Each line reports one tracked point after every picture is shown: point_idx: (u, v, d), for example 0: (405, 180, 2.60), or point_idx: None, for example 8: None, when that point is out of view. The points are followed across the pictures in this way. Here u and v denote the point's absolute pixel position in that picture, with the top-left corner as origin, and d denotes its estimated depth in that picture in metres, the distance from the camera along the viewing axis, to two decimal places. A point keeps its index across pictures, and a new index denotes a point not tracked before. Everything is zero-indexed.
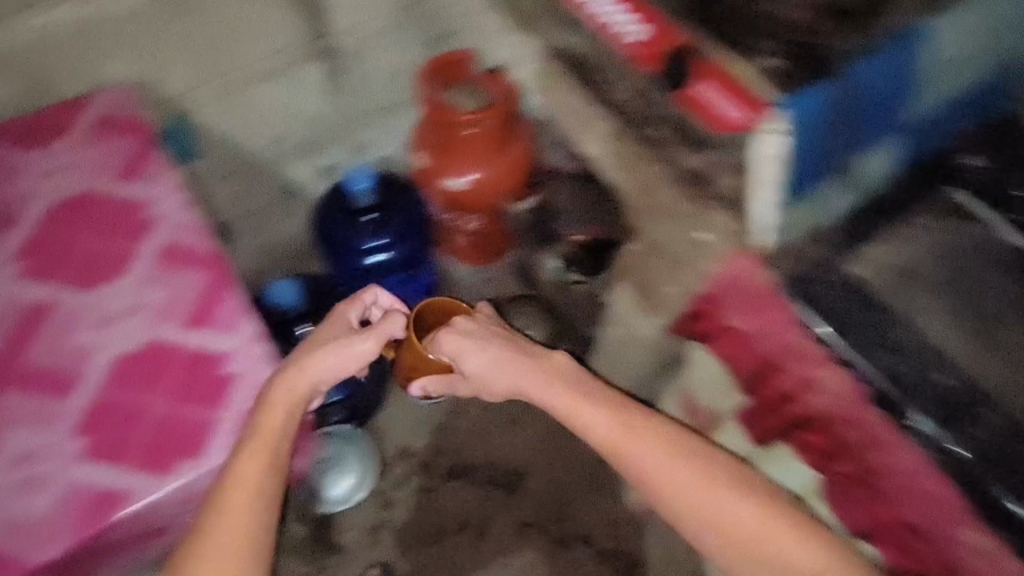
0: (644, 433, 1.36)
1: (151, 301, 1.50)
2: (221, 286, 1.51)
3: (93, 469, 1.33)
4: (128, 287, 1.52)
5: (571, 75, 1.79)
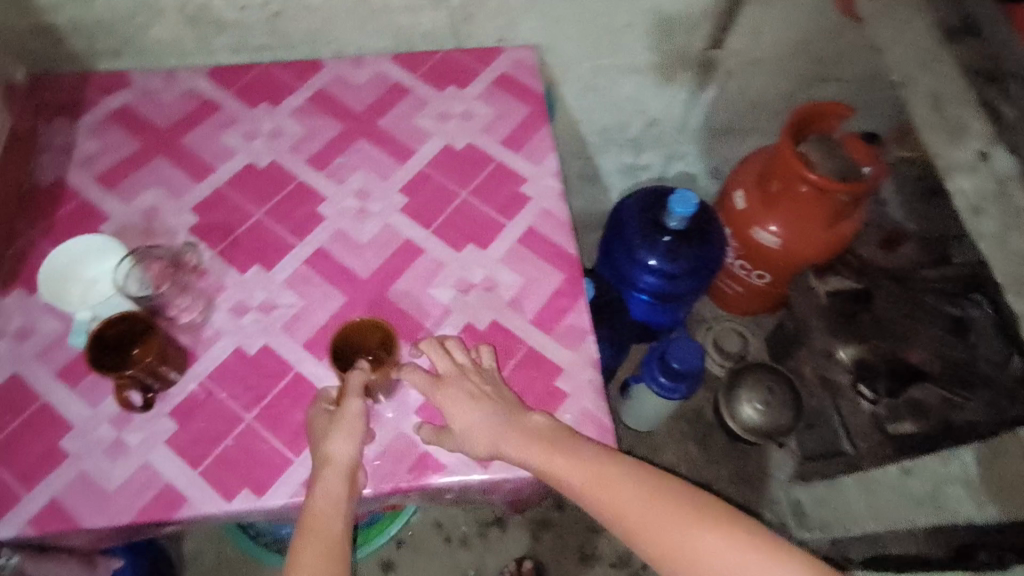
0: (613, 492, 0.70)
1: (366, 258, 0.92)
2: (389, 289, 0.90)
3: (170, 459, 0.79)
4: (406, 201, 0.96)
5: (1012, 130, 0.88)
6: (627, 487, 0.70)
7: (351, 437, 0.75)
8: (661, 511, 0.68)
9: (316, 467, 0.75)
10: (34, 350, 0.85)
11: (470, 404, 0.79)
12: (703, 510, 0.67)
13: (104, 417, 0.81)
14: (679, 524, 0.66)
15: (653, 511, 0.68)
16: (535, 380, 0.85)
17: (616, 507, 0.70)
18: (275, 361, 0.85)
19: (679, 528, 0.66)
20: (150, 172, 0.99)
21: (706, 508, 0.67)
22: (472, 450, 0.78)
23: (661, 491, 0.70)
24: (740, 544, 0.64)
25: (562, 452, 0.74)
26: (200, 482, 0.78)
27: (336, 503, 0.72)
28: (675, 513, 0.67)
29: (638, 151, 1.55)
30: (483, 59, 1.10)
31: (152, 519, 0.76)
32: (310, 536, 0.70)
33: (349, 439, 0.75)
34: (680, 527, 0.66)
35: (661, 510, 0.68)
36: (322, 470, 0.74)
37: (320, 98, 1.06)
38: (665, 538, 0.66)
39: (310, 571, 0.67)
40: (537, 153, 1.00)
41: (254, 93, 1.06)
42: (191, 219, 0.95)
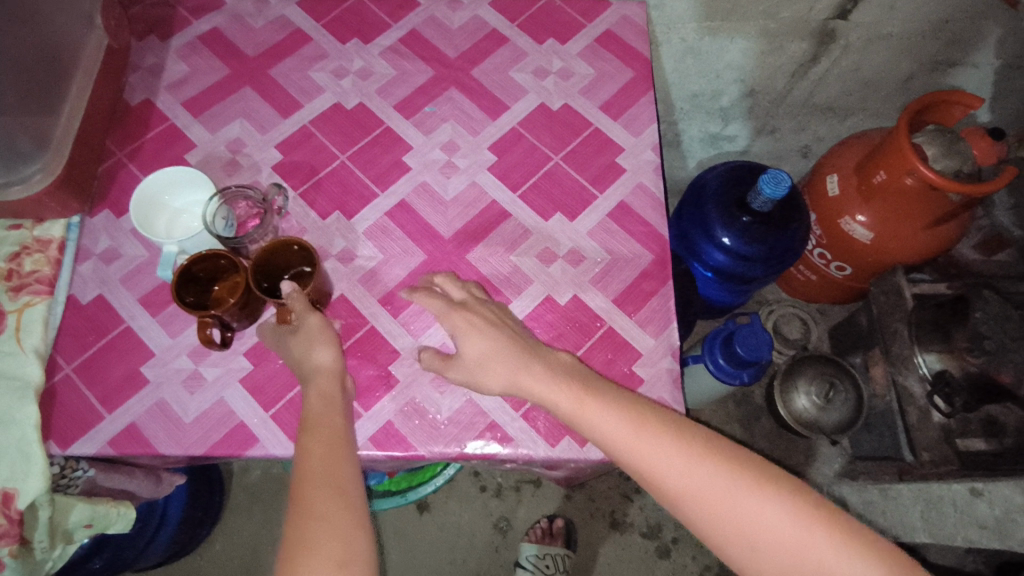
0: (640, 437, 0.69)
1: (449, 217, 0.91)
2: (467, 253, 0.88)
3: (243, 399, 0.80)
4: (494, 159, 0.95)
5: None
6: (658, 436, 0.69)
7: (333, 343, 0.76)
8: (688, 453, 0.67)
9: (306, 377, 0.75)
10: (118, 274, 0.86)
11: (480, 332, 0.77)
12: (729, 461, 0.67)
13: (183, 348, 0.82)
14: (703, 467, 0.66)
15: (676, 453, 0.67)
16: (612, 361, 0.83)
17: (636, 444, 0.69)
18: (347, 311, 0.84)
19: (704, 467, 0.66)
20: (236, 101, 0.98)
21: (731, 460, 0.67)
22: (480, 383, 0.77)
23: (688, 437, 0.69)
24: (761, 497, 0.64)
25: (590, 397, 0.72)
26: (269, 426, 0.78)
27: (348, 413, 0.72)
28: (697, 453, 0.67)
29: (725, 121, 1.48)
30: (586, 13, 1.07)
31: (222, 455, 0.77)
32: (328, 437, 0.69)
33: (331, 345, 0.75)
34: (701, 468, 0.66)
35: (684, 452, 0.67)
36: (313, 378, 0.74)
37: (415, 41, 1.04)
38: (686, 480, 0.66)
39: (328, 471, 0.67)
40: (636, 124, 0.99)
41: (344, 29, 1.04)
42: (275, 155, 0.94)
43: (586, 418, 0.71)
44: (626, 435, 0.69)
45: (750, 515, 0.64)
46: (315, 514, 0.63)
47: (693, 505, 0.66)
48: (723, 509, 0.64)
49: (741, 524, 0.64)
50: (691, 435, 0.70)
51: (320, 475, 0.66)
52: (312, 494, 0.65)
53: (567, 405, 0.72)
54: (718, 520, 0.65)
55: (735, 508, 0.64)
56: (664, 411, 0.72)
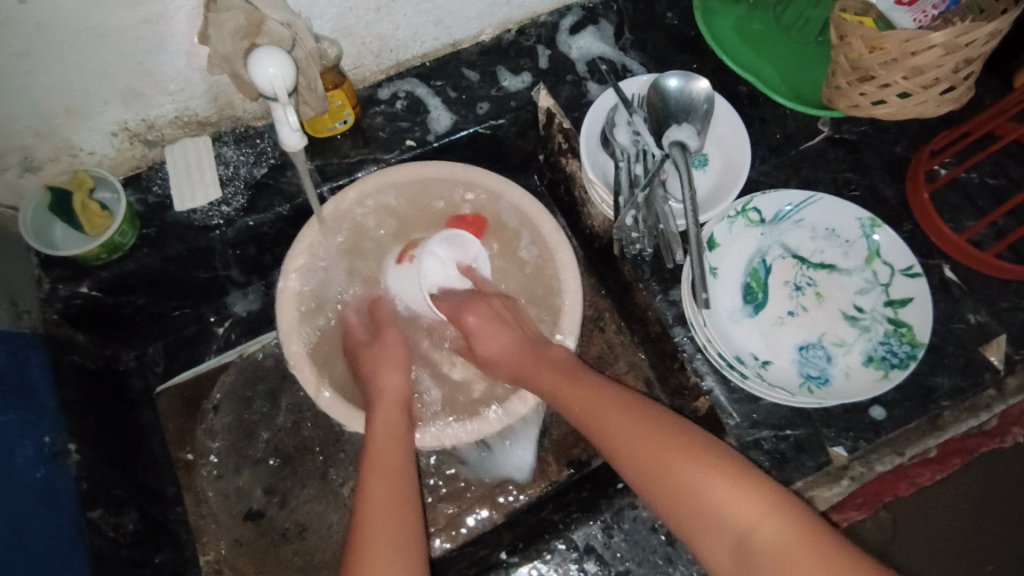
0: (594, 390, 0.62)
1: None
2: (454, 553, 0.73)
3: None
4: None
5: (127, 490, 0.68)
6: (617, 397, 0.61)
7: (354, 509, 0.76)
8: (641, 448, 0.56)
9: (306, 518, 0.76)
10: None
11: (462, 561, 0.70)
12: (722, 456, 0.54)
13: None
14: (673, 443, 0.55)
15: (615, 416, 0.59)
16: (875, 491, 0.74)
17: (586, 417, 0.61)
18: None
19: (672, 448, 0.55)
20: None
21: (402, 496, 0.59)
22: None
23: (664, 423, 0.57)
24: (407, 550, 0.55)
25: (393, 433, 0.64)
26: None
27: (398, 436, 0.64)
28: (629, 422, 0.58)
29: (171, 486, 0.75)
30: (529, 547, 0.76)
31: None
32: (396, 470, 0.61)
33: (335, 506, 0.77)
34: (666, 445, 0.55)
35: (646, 430, 0.57)
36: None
37: None
38: (644, 455, 0.56)
39: (366, 552, 0.54)
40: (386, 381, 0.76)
41: None
42: None
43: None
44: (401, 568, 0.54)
45: (671, 473, 0.54)
46: (380, 515, 0.57)
47: (616, 455, 0.58)
48: (662, 477, 0.54)
49: (683, 486, 0.53)
50: (406, 504, 0.59)
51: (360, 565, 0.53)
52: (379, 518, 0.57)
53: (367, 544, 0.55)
54: (668, 502, 0.54)
55: (681, 467, 0.53)
56: (690, 427, 0.57)
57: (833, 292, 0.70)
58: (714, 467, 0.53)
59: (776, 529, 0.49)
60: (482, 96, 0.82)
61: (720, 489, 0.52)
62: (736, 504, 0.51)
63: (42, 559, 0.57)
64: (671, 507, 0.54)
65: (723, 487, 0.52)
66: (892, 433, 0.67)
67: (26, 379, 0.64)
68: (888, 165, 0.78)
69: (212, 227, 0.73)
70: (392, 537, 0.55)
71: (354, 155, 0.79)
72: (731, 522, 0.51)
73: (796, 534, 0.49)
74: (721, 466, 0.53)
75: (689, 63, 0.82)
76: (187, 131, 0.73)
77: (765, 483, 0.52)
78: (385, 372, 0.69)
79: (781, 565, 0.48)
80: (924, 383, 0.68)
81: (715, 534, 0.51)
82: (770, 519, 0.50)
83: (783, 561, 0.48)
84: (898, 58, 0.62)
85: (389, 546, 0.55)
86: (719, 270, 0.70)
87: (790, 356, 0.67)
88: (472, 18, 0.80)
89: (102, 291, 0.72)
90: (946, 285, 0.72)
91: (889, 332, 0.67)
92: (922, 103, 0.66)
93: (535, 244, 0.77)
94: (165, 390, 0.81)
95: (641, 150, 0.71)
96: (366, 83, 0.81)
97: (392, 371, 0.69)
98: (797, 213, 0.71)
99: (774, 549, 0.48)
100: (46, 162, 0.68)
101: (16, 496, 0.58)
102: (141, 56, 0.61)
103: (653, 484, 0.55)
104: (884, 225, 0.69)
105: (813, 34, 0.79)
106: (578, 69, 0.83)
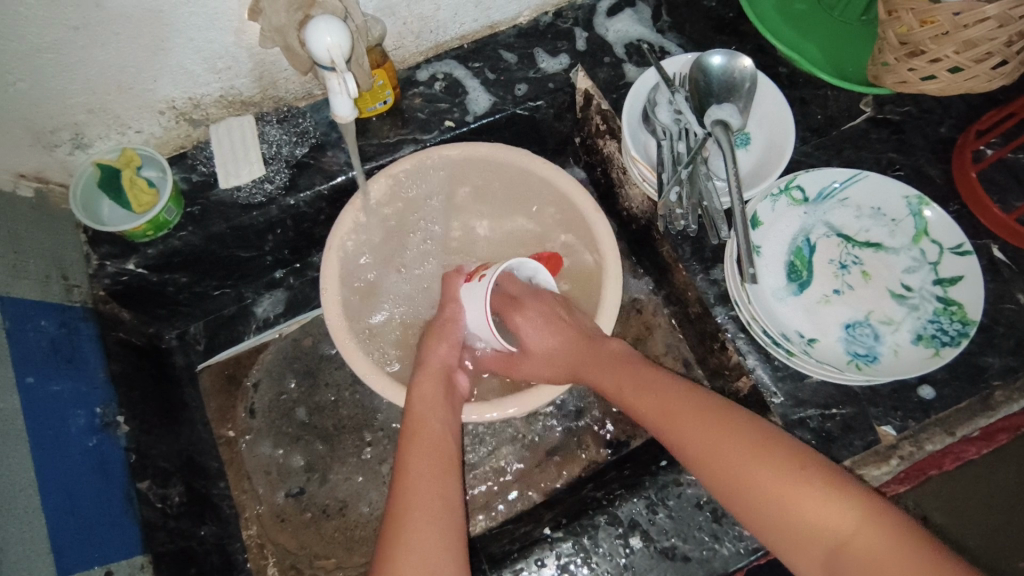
0: (664, 393, 0.58)
1: None
2: (496, 529, 0.73)
3: None
4: None
5: (171, 464, 0.69)
6: (690, 398, 0.56)
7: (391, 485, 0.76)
8: (717, 458, 0.52)
9: (346, 493, 0.77)
10: None
11: (502, 537, 0.70)
12: (812, 467, 0.49)
13: None
14: (756, 453, 0.50)
15: (682, 410, 0.56)
16: (926, 469, 0.72)
17: (657, 420, 0.57)
18: None
19: (751, 456, 0.50)
20: None
21: (441, 476, 0.57)
22: None
23: (734, 421, 0.53)
24: (449, 531, 0.53)
25: (438, 413, 0.63)
26: None
27: (439, 414, 0.63)
28: (703, 427, 0.54)
29: (213, 462, 0.76)
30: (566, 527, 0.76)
31: None
32: (434, 449, 0.59)
33: (375, 482, 0.77)
34: (738, 445, 0.51)
35: (722, 439, 0.52)
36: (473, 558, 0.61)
37: None
38: (710, 454, 0.52)
39: (404, 529, 0.52)
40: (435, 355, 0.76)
41: None
42: None
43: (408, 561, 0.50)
44: (441, 550, 0.51)
45: (746, 473, 0.50)
46: (419, 496, 0.55)
47: (689, 463, 0.54)
48: (738, 486, 0.50)
49: (760, 493, 0.49)
50: (448, 484, 0.56)
51: (400, 544, 0.51)
52: (417, 513, 0.54)
53: (409, 523, 0.53)
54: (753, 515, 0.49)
55: (758, 470, 0.50)
56: (774, 430, 0.52)
57: (880, 270, 0.69)
58: (800, 478, 0.48)
59: (877, 545, 0.44)
60: (520, 78, 0.82)
61: (806, 498, 0.47)
62: (828, 516, 0.46)
63: (89, 531, 0.58)
64: (748, 513, 0.50)
65: (804, 494, 0.47)
66: (942, 412, 0.66)
67: (75, 353, 0.65)
68: (933, 145, 0.76)
69: (254, 206, 0.73)
70: (432, 520, 0.53)
71: (393, 136, 0.79)
72: (819, 534, 0.46)
73: (900, 551, 0.43)
74: (810, 477, 0.48)
75: (727, 45, 0.82)
76: (231, 111, 0.74)
77: (861, 493, 0.47)
78: (439, 344, 0.69)
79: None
80: (973, 362, 0.67)
81: (807, 548, 0.46)
82: (872, 536, 0.44)
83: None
84: (951, 31, 0.61)
85: (434, 529, 0.53)
86: (764, 250, 0.69)
87: (837, 334, 0.67)
88: (511, 0, 0.79)
89: (148, 269, 0.72)
90: (995, 265, 0.71)
91: (939, 311, 0.65)
92: (974, 77, 0.64)
93: (575, 224, 0.77)
94: (207, 367, 0.82)
95: (682, 128, 0.70)
96: (405, 65, 0.82)
97: (442, 344, 0.69)
98: (843, 191, 0.70)
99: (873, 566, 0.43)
100: (96, 140, 0.69)
101: (63, 468, 0.59)
102: (192, 32, 0.62)
103: (735, 495, 0.51)
104: (932, 203, 0.68)
105: (857, 12, 0.77)
106: (616, 52, 0.82)
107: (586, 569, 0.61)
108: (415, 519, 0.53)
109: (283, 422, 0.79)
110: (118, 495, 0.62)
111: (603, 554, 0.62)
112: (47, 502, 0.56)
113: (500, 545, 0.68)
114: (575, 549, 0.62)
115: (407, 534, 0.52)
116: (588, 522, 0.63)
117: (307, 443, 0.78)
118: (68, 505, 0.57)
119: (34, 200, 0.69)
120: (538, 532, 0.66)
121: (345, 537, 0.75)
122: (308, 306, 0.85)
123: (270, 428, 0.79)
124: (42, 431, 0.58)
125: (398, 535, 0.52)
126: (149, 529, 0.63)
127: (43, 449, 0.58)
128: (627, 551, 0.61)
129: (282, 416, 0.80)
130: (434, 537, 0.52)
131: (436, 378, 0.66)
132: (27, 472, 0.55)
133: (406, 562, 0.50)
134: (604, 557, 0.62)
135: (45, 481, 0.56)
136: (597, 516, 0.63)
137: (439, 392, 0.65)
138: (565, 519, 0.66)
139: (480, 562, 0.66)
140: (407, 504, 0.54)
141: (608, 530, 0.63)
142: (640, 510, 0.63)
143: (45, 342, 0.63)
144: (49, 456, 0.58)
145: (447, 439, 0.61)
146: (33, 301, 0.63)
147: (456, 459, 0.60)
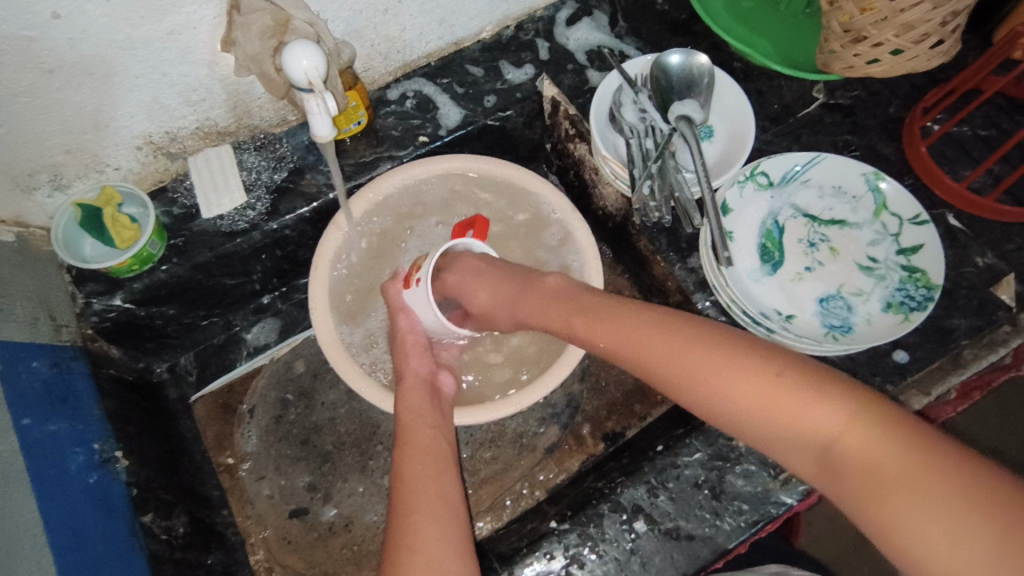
0: (628, 323, 0.57)
1: None
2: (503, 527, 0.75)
3: None
4: None
5: (173, 496, 0.69)
6: (658, 322, 0.56)
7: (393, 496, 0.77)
8: (695, 377, 0.51)
9: (350, 509, 0.77)
10: None
11: (508, 536, 0.71)
12: (790, 369, 0.48)
13: None
14: (728, 365, 0.50)
15: (646, 336, 0.55)
16: None
17: (619, 345, 0.57)
18: None
19: (726, 368, 0.50)
20: None
21: (438, 477, 0.58)
22: None
23: (702, 337, 0.53)
24: (450, 529, 0.54)
25: (430, 420, 0.64)
26: None
27: (431, 421, 0.64)
28: (673, 347, 0.53)
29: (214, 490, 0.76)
30: None
31: None
32: (427, 453, 0.60)
33: (379, 494, 0.78)
34: (708, 360, 0.51)
35: (694, 353, 0.52)
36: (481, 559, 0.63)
37: None
38: (683, 371, 0.52)
39: (408, 532, 0.53)
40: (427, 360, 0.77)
41: None
42: None
43: (416, 560, 0.51)
44: (447, 547, 0.53)
45: (721, 387, 0.50)
46: (418, 497, 0.56)
47: (667, 385, 0.54)
48: (723, 400, 0.50)
49: (738, 402, 0.49)
50: (445, 485, 0.58)
51: (407, 545, 0.52)
52: (418, 514, 0.55)
53: (411, 525, 0.54)
54: (737, 424, 0.50)
55: (732, 377, 0.49)
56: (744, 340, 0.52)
57: (847, 245, 0.72)
58: (783, 384, 0.47)
59: (867, 438, 0.43)
60: (488, 90, 0.84)
61: (788, 400, 0.47)
62: (811, 416, 0.46)
63: (98, 566, 0.57)
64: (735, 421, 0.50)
65: (786, 396, 0.47)
66: (916, 375, 0.69)
67: (70, 392, 0.65)
68: (885, 125, 0.81)
69: (237, 233, 0.74)
70: (434, 520, 0.54)
71: (369, 155, 0.81)
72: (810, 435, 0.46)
73: (888, 439, 0.43)
74: (796, 383, 0.47)
75: (683, 45, 0.85)
76: (208, 141, 0.75)
77: (848, 388, 0.46)
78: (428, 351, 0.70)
79: (866, 472, 0.43)
80: (940, 325, 0.71)
81: (798, 450, 0.47)
82: (855, 426, 0.44)
83: (871, 471, 0.42)
84: (889, 16, 0.65)
85: (437, 527, 0.54)
86: (736, 235, 0.73)
87: (812, 309, 0.70)
88: (474, 17, 0.82)
89: (135, 303, 0.73)
90: (952, 233, 0.75)
91: (903, 280, 0.69)
92: (914, 58, 0.68)
93: (554, 226, 0.79)
94: (201, 398, 0.82)
95: (649, 126, 0.74)
96: (376, 86, 0.84)
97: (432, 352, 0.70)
98: (804, 174, 0.74)
99: (861, 460, 0.43)
100: (74, 179, 0.70)
101: (65, 507, 0.58)
102: (165, 67, 0.63)
103: (716, 409, 0.50)
104: (886, 176, 0.72)
105: (801, 6, 0.82)
106: (578, 59, 0.85)
107: (594, 557, 0.63)
108: (417, 520, 0.54)
109: (281, 446, 0.80)
110: (123, 529, 0.62)
111: (609, 542, 0.63)
112: (54, 541, 0.55)
113: (508, 543, 0.70)
114: (581, 539, 0.64)
115: (411, 535, 0.53)
116: (593, 512, 0.64)
117: (307, 464, 0.79)
118: (73, 543, 0.57)
119: (15, 244, 0.69)
120: (544, 527, 0.67)
121: (352, 552, 0.76)
122: (297, 329, 0.86)
123: (269, 451, 0.79)
124: (43, 471, 0.58)
125: (401, 537, 0.53)
126: (156, 562, 0.63)
127: (45, 489, 0.57)
128: (632, 536, 0.63)
129: (281, 440, 0.80)
130: (436, 536, 0.53)
131: (423, 388, 0.67)
132: (31, 512, 0.55)
133: (413, 560, 0.51)
134: (610, 545, 0.63)
135: (51, 520, 0.56)
136: (600, 505, 0.65)
137: (438, 401, 0.67)
138: (569, 511, 0.67)
139: (490, 561, 0.67)
140: (408, 507, 0.56)
141: (613, 518, 0.64)
142: (642, 495, 0.64)
143: (39, 383, 0.62)
144: (52, 496, 0.58)
145: (439, 444, 0.62)
146: (25, 344, 0.63)
147: (453, 460, 0.61)
